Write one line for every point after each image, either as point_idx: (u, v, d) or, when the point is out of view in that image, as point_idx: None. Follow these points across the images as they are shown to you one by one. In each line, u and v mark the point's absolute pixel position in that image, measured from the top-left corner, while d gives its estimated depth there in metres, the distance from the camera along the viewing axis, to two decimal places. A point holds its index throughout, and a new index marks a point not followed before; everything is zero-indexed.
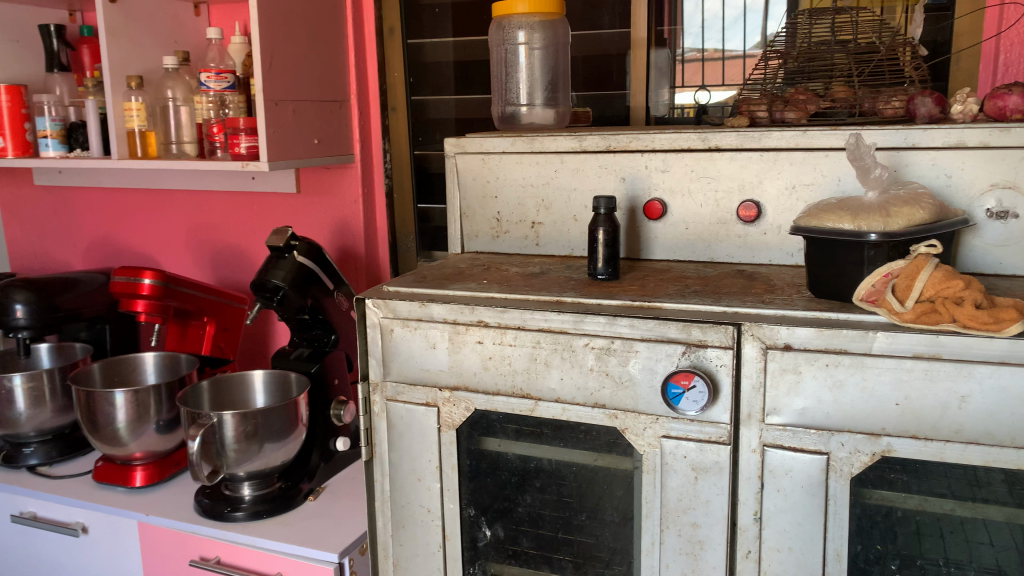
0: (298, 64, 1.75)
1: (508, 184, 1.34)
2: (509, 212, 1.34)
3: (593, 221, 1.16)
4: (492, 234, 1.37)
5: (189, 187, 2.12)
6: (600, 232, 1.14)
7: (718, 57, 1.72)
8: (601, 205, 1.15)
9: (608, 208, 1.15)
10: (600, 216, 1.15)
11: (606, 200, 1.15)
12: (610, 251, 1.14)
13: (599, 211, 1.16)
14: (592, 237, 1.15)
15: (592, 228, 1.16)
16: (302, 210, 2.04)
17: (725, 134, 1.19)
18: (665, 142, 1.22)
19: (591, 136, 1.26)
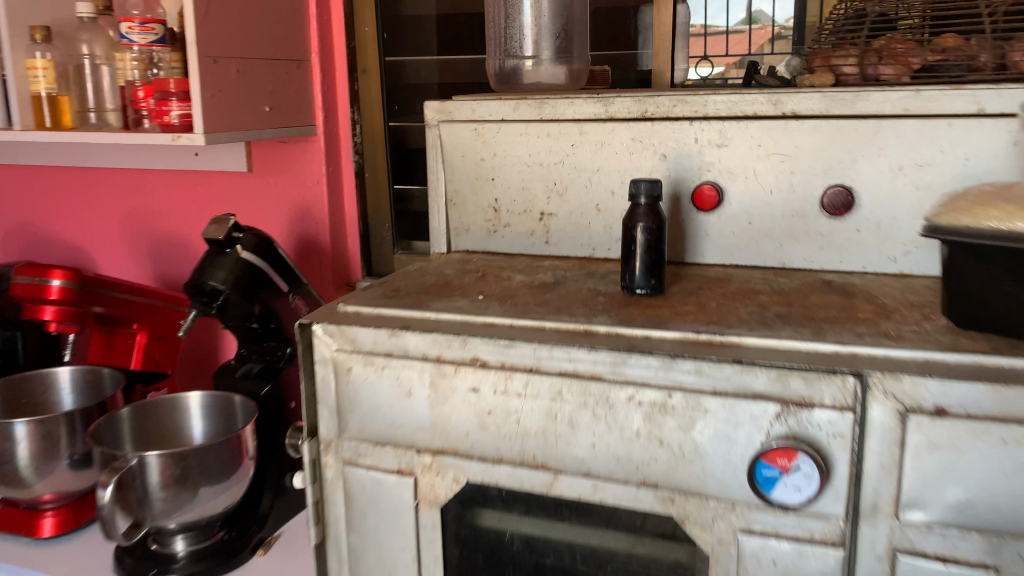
0: (244, 13, 1.41)
1: (509, 163, 1.02)
2: (511, 198, 1.03)
3: (630, 214, 0.85)
4: (487, 228, 1.05)
5: (121, 165, 1.79)
6: (639, 231, 0.83)
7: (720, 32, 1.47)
8: (642, 190, 0.83)
9: (652, 197, 0.83)
10: (640, 208, 0.84)
11: (647, 185, 0.83)
12: (654, 256, 0.83)
13: (638, 201, 0.84)
14: (629, 234, 0.84)
15: (626, 228, 0.85)
16: (256, 194, 1.71)
17: (806, 96, 0.87)
18: (722, 108, 0.91)
19: (621, 98, 0.94)
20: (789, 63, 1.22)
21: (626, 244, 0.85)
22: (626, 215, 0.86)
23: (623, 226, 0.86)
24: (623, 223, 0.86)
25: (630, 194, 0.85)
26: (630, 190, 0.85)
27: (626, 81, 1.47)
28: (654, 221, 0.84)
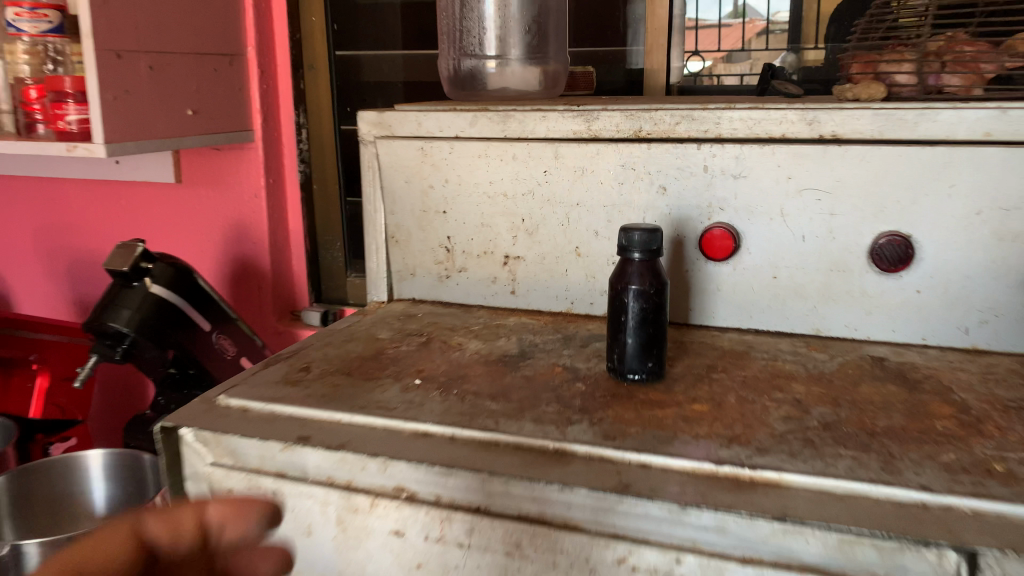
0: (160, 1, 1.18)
1: (464, 191, 0.80)
2: (467, 237, 0.81)
3: (620, 275, 0.63)
4: (438, 272, 0.83)
5: (32, 173, 1.55)
6: (632, 301, 0.62)
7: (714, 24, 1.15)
8: (635, 243, 0.61)
9: (648, 253, 0.61)
10: (634, 269, 0.62)
11: (640, 235, 0.60)
12: (652, 332, 0.62)
13: (632, 258, 0.61)
14: (621, 303, 0.62)
15: (616, 295, 0.63)
16: (185, 207, 1.47)
17: (851, 113, 0.66)
18: (740, 127, 0.70)
19: (608, 112, 0.73)
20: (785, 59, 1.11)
21: (616, 315, 0.63)
22: (614, 275, 0.64)
23: (610, 289, 0.64)
24: (611, 285, 0.64)
25: (619, 246, 0.63)
26: (618, 241, 0.62)
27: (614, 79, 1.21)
28: (653, 286, 0.62)
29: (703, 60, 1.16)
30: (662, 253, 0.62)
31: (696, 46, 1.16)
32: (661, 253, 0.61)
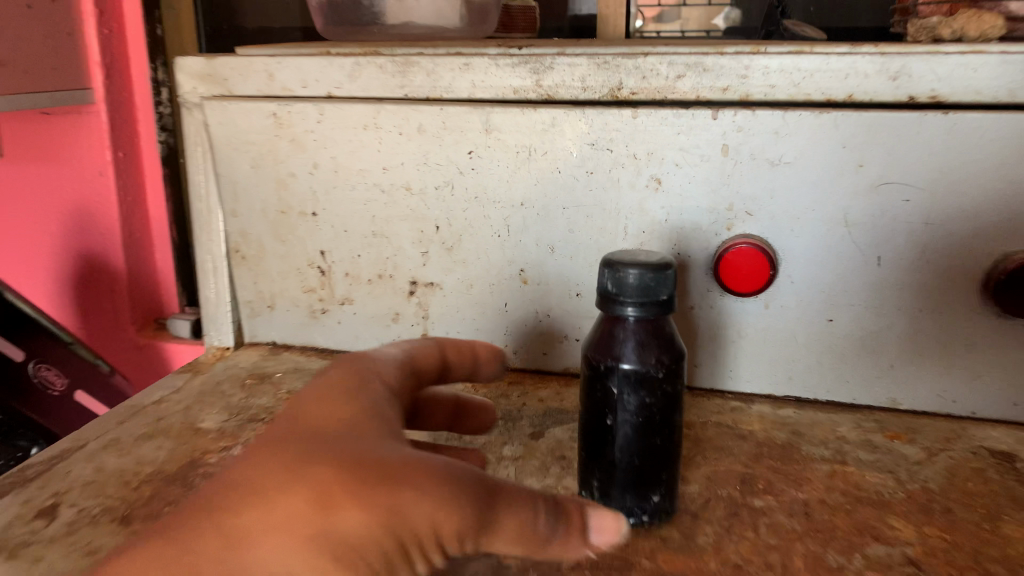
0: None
1: (344, 183, 0.52)
2: (352, 252, 0.53)
3: (601, 341, 0.35)
4: (308, 304, 0.56)
5: None
6: (628, 398, 0.34)
7: None
8: (627, 288, 0.33)
9: (652, 309, 0.33)
10: (625, 333, 0.34)
11: (639, 276, 0.33)
12: (660, 447, 0.35)
13: (622, 316, 0.34)
14: (603, 390, 0.35)
15: (594, 375, 0.35)
16: (17, 198, 0.89)
17: (960, 59, 0.41)
18: (779, 81, 0.43)
19: (568, 57, 0.46)
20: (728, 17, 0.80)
21: (595, 409, 0.36)
22: (590, 336, 0.36)
23: (583, 361, 0.37)
24: (585, 354, 0.37)
25: (599, 290, 0.35)
26: (598, 284, 0.34)
27: None
28: (661, 363, 0.34)
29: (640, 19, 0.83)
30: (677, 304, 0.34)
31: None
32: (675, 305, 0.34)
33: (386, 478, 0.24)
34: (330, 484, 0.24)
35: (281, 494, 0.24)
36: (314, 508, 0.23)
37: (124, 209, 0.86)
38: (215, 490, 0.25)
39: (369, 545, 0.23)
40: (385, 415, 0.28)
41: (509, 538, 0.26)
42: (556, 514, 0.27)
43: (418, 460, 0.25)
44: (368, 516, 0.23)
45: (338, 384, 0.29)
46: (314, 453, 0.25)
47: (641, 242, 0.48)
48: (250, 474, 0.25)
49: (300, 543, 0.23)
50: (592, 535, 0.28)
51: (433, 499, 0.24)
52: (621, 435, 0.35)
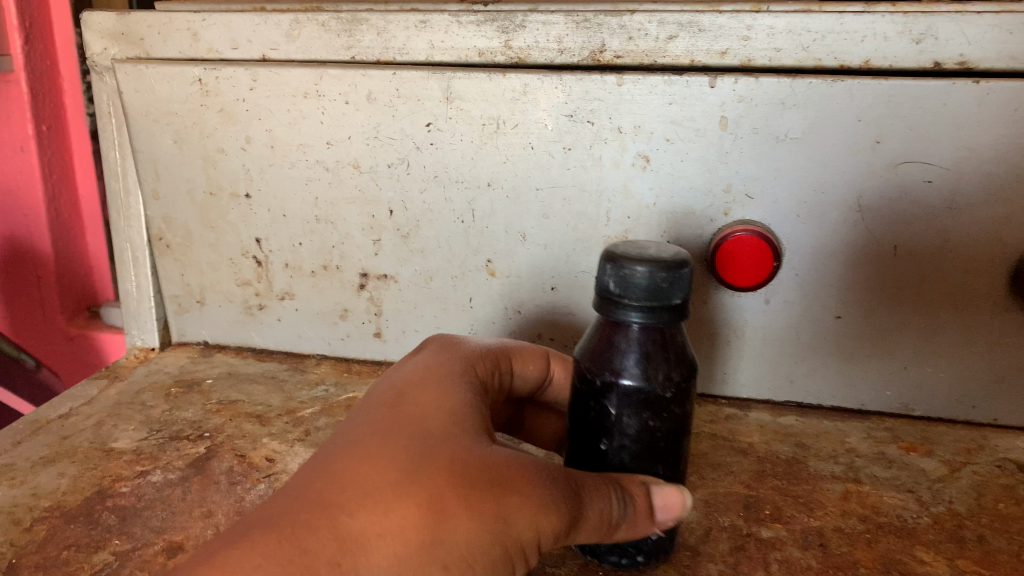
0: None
1: (282, 161, 0.45)
2: (293, 241, 0.47)
3: (597, 349, 0.29)
4: (242, 299, 0.49)
5: None
6: (631, 418, 0.28)
7: None
8: (632, 289, 0.27)
9: (662, 314, 0.27)
10: (627, 343, 0.28)
11: (650, 273, 0.26)
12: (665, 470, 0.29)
13: (625, 322, 0.27)
14: (598, 408, 0.29)
15: (586, 390, 0.29)
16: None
17: (992, 20, 0.36)
18: (786, 44, 0.37)
19: (540, 14, 0.39)
20: None
21: (586, 429, 0.30)
22: (583, 341, 0.30)
23: (574, 370, 0.31)
24: (575, 363, 0.30)
25: (597, 288, 0.28)
26: (595, 282, 0.28)
27: None
28: (669, 378, 0.28)
29: None
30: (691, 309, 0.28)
31: None
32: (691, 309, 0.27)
33: (494, 486, 0.25)
34: (444, 491, 0.24)
35: (392, 500, 0.24)
36: (431, 512, 0.24)
37: (49, 188, 0.75)
38: (323, 487, 0.24)
39: (478, 550, 0.24)
40: (482, 413, 0.29)
41: (591, 532, 0.26)
42: (628, 498, 0.27)
43: (520, 464, 0.26)
44: (480, 523, 0.24)
45: (426, 380, 0.29)
46: (418, 455, 0.25)
47: (625, 229, 0.42)
48: (357, 474, 0.25)
49: (409, 548, 0.23)
50: (660, 514, 0.27)
51: (540, 507, 0.25)
52: (618, 463, 0.29)
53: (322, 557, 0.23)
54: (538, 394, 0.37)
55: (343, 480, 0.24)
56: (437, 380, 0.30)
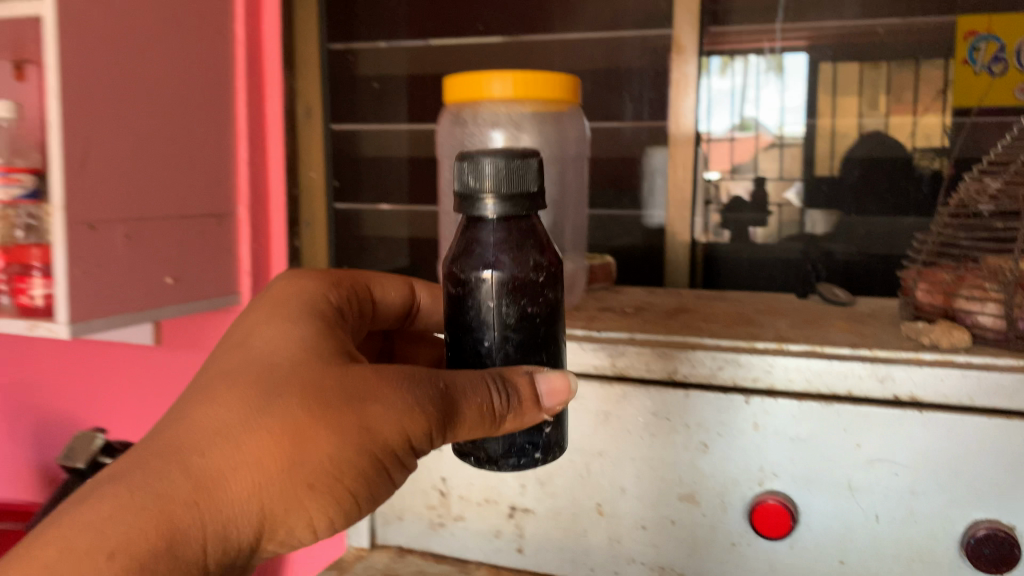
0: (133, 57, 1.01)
1: None
2: (464, 481, 0.69)
3: (470, 253, 0.44)
4: (429, 518, 0.71)
5: None
6: (502, 300, 0.44)
7: (773, 143, 1.10)
8: (488, 186, 0.42)
9: (520, 196, 0.43)
10: (492, 235, 0.44)
11: (505, 159, 0.42)
12: (531, 345, 0.46)
13: (488, 211, 0.43)
14: (477, 303, 0.44)
15: (467, 289, 0.44)
16: (160, 374, 1.22)
17: (928, 372, 0.56)
18: (795, 377, 0.59)
19: (635, 348, 0.63)
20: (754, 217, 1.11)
21: (470, 328, 0.45)
22: (456, 250, 0.45)
23: (450, 283, 0.46)
24: (450, 276, 0.46)
25: (460, 195, 0.44)
26: (461, 184, 0.44)
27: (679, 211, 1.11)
28: (528, 257, 0.44)
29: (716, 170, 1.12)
30: (540, 188, 0.44)
31: (730, 160, 1.11)
32: (537, 189, 0.44)
33: (342, 403, 0.40)
34: (294, 418, 0.39)
35: (258, 431, 0.39)
36: (285, 438, 0.39)
37: None
38: (189, 433, 0.40)
39: (343, 445, 0.40)
40: (322, 346, 0.44)
41: (473, 417, 0.42)
42: (507, 388, 0.43)
43: (365, 380, 0.41)
44: (333, 426, 0.39)
45: (273, 327, 0.45)
46: (271, 392, 0.40)
47: (693, 489, 0.62)
48: (219, 419, 0.40)
49: (280, 459, 0.39)
50: (548, 398, 0.44)
51: (385, 408, 0.40)
52: (504, 352, 0.45)
53: (182, 495, 0.38)
54: (400, 319, 0.64)
55: (205, 425, 0.40)
56: (278, 327, 0.45)
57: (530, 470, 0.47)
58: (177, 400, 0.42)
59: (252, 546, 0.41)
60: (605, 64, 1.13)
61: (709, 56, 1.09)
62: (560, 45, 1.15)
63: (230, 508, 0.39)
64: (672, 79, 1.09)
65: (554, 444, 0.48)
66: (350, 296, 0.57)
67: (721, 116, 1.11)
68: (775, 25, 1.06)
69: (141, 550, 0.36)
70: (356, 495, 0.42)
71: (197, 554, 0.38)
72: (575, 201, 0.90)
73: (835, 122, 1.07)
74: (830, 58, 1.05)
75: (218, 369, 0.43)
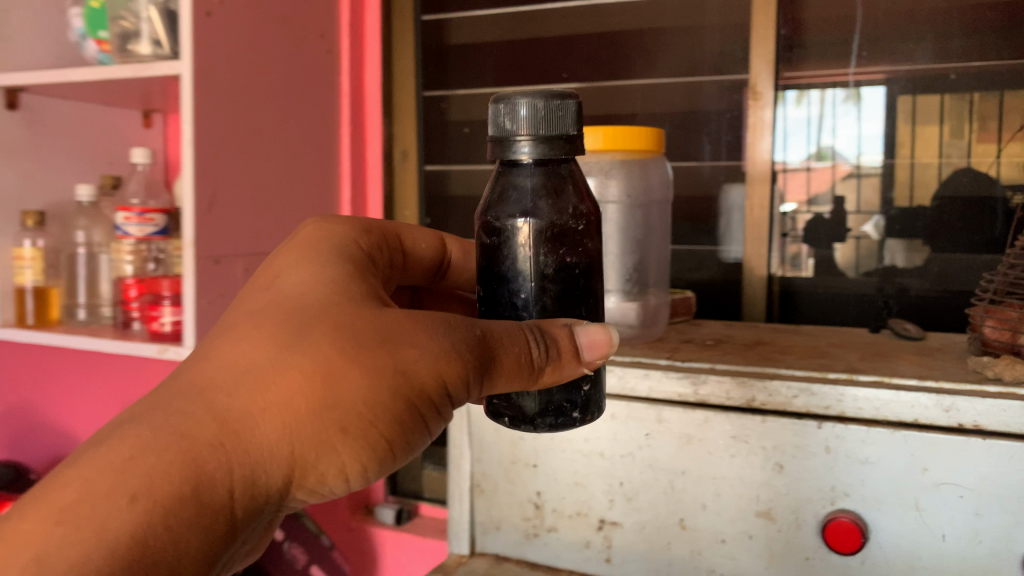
0: (252, 112, 1.13)
1: (556, 445, 0.76)
2: (558, 495, 0.77)
3: (507, 199, 0.50)
4: (524, 528, 0.79)
5: (71, 350, 1.47)
6: (538, 247, 0.50)
7: (851, 173, 1.11)
8: (524, 128, 0.48)
9: (558, 140, 0.48)
10: (527, 179, 0.49)
11: (542, 103, 0.48)
12: (566, 294, 0.52)
13: (527, 157, 0.49)
14: (517, 249, 0.50)
15: (503, 234, 0.50)
16: None
17: (991, 402, 0.61)
18: (865, 406, 0.65)
19: (715, 377, 0.70)
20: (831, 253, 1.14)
21: (509, 273, 0.51)
22: (493, 196, 0.51)
23: (488, 230, 0.51)
24: (488, 225, 0.51)
25: (497, 137, 0.49)
26: (501, 130, 0.49)
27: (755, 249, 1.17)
28: (562, 205, 0.50)
29: (794, 202, 1.16)
30: (577, 132, 0.49)
31: (807, 194, 1.15)
32: (574, 132, 0.49)
33: (374, 347, 0.45)
34: (321, 362, 0.45)
35: (291, 369, 0.45)
36: (312, 381, 0.44)
37: None
38: (217, 376, 0.45)
39: (373, 388, 0.45)
40: (349, 289, 0.49)
41: (512, 364, 0.48)
42: (545, 339, 0.48)
43: (400, 325, 0.46)
44: (363, 368, 0.45)
45: (302, 269, 0.50)
46: (300, 335, 0.45)
47: (770, 506, 0.68)
48: (247, 362, 0.45)
49: (310, 397, 0.44)
50: (589, 351, 0.50)
51: (414, 352, 0.46)
52: (543, 298, 0.51)
53: (209, 434, 0.44)
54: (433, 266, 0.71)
55: (234, 369, 0.45)
56: (305, 271, 0.50)
57: (569, 430, 0.53)
58: (208, 341, 0.48)
59: (285, 487, 0.47)
60: (684, 108, 1.20)
61: (785, 89, 1.14)
62: (642, 90, 1.23)
63: (258, 450, 0.44)
64: (749, 123, 1.15)
65: (592, 404, 0.55)
66: (380, 243, 0.63)
67: (798, 146, 1.14)
68: (848, 68, 1.10)
69: (164, 491, 0.42)
70: (384, 436, 0.47)
71: (223, 495, 0.44)
72: (662, 239, 0.97)
73: (915, 161, 1.08)
74: (909, 92, 1.07)
75: (251, 311, 0.48)
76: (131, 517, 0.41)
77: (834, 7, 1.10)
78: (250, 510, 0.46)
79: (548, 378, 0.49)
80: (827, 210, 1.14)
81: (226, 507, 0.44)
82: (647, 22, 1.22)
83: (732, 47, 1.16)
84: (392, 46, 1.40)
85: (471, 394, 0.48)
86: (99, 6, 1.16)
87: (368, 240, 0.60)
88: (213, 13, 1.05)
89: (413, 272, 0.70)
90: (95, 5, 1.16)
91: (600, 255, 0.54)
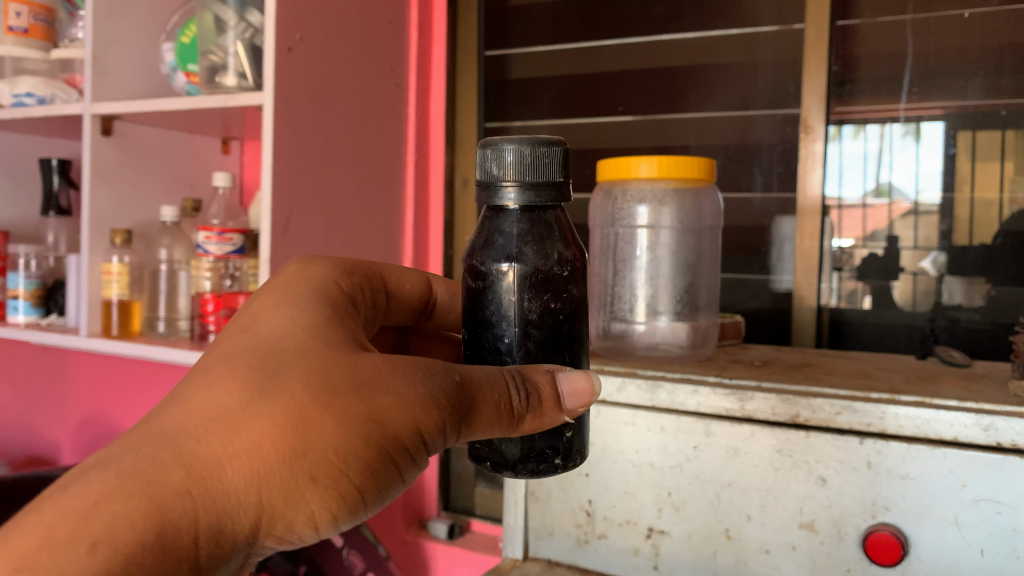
0: (325, 142, 1.21)
1: (609, 457, 0.81)
2: (609, 504, 0.81)
3: (493, 244, 0.54)
4: (576, 535, 0.83)
5: (144, 360, 1.56)
6: (514, 296, 0.54)
7: (909, 211, 1.13)
8: (509, 174, 0.52)
9: (543, 186, 0.52)
10: (513, 224, 0.53)
11: (520, 148, 0.52)
12: (548, 337, 0.56)
13: (507, 202, 0.53)
14: (500, 296, 0.54)
15: (488, 278, 0.54)
16: None
17: None
18: (905, 423, 0.67)
19: (759, 395, 0.73)
20: (885, 284, 1.16)
21: (493, 318, 0.55)
22: (479, 240, 0.55)
23: (472, 275, 0.56)
24: (472, 269, 0.56)
25: (485, 182, 0.54)
26: (487, 175, 0.53)
27: (808, 280, 1.20)
28: (546, 251, 0.54)
29: (850, 238, 1.18)
30: (564, 177, 0.53)
31: (862, 230, 1.17)
32: (560, 178, 0.53)
33: (347, 394, 0.47)
34: (293, 409, 0.46)
35: (262, 415, 0.46)
36: (283, 428, 0.46)
37: None
38: (189, 422, 0.47)
39: (346, 434, 0.47)
40: (326, 336, 0.51)
41: (490, 410, 0.50)
42: (525, 387, 0.51)
43: (375, 372, 0.48)
44: (336, 414, 0.47)
45: (279, 315, 0.53)
46: (273, 380, 0.47)
47: (812, 518, 0.71)
48: (218, 408, 0.47)
49: (281, 444, 0.46)
50: (575, 397, 0.53)
51: (388, 400, 0.48)
52: (524, 348, 0.55)
53: (177, 477, 0.45)
54: (418, 303, 0.76)
55: (206, 414, 0.47)
56: (279, 318, 0.53)
57: (551, 475, 0.57)
58: (182, 385, 0.50)
59: (251, 535, 0.48)
60: (736, 141, 1.24)
61: (840, 124, 1.18)
62: (695, 122, 1.27)
63: (226, 497, 0.46)
64: (802, 155, 1.19)
65: (573, 452, 0.58)
66: (362, 284, 0.67)
67: (854, 182, 1.17)
68: (899, 104, 1.13)
69: (130, 534, 0.42)
70: (353, 486, 0.49)
71: (187, 542, 0.44)
72: (711, 266, 1.01)
73: (976, 198, 1.09)
74: (970, 128, 1.09)
75: (226, 354, 0.50)
76: (92, 565, 0.41)
77: (887, 44, 1.14)
78: (215, 559, 0.46)
79: (529, 425, 0.52)
80: (882, 247, 1.16)
81: (191, 555, 0.45)
82: (702, 58, 1.27)
83: (785, 82, 1.21)
84: (456, 80, 1.47)
85: (445, 441, 0.50)
86: (190, 41, 1.26)
87: (350, 282, 0.64)
88: (295, 49, 1.12)
89: (399, 311, 0.75)
90: (187, 40, 1.26)
91: (584, 300, 0.58)
